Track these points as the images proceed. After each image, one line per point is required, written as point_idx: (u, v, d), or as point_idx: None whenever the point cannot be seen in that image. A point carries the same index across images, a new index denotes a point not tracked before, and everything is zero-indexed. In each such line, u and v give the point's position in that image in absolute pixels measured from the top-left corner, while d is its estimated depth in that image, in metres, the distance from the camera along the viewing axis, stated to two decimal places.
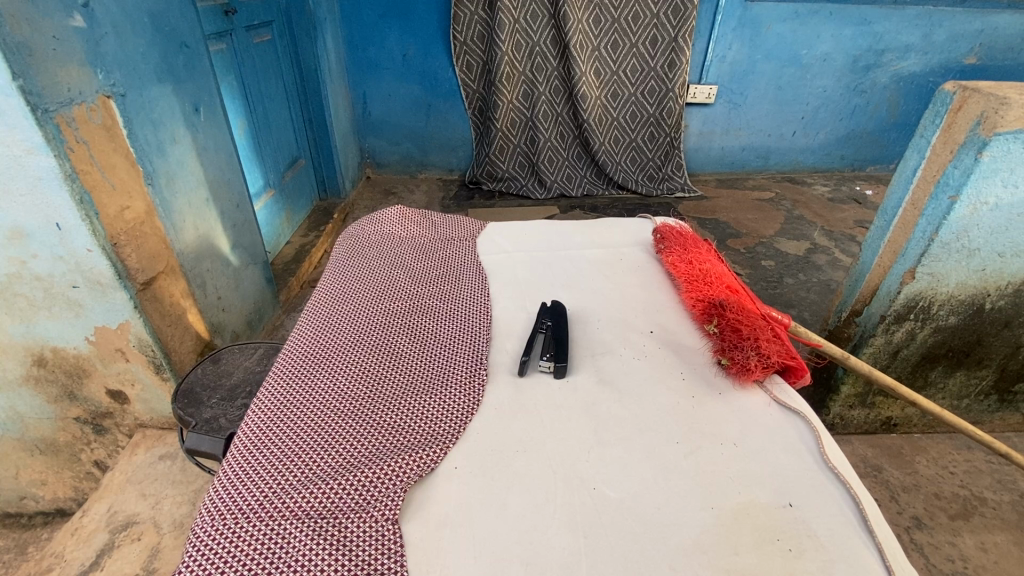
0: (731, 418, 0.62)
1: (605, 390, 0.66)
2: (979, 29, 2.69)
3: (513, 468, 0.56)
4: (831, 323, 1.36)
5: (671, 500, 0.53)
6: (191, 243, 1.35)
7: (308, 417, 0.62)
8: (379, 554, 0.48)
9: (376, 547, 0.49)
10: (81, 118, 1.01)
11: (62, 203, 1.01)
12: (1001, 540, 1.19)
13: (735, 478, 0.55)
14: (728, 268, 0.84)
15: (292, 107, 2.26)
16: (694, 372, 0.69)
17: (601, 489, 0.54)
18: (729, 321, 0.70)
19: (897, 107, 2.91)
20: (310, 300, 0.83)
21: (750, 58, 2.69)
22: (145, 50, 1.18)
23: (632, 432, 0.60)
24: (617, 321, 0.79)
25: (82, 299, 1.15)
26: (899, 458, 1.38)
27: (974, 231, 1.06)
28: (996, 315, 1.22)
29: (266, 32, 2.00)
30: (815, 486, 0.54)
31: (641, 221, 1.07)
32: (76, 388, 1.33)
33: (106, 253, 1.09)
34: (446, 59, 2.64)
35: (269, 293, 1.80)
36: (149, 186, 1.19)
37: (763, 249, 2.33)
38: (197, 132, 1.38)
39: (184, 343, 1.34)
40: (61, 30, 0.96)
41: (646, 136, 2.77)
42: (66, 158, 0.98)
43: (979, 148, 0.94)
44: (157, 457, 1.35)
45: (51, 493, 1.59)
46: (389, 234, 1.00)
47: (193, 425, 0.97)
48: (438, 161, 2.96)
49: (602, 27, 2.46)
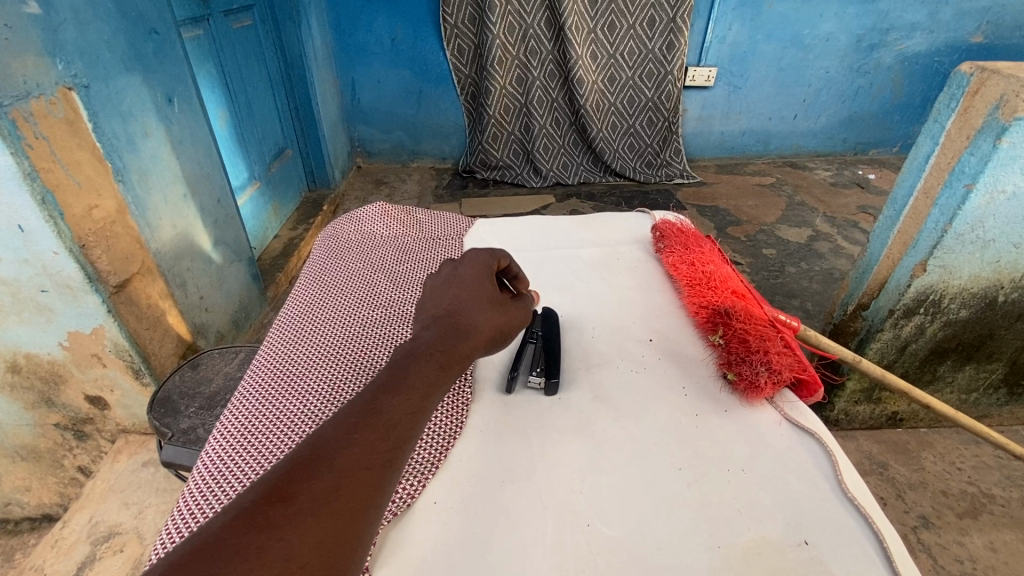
0: (737, 438, 0.58)
1: (600, 407, 0.61)
2: (986, 7, 2.60)
3: (500, 504, 0.51)
4: (836, 317, 1.30)
5: (673, 537, 0.48)
6: (169, 241, 1.29)
7: (275, 450, 0.59)
8: None
9: None
10: (40, 112, 0.95)
11: (24, 204, 0.95)
12: (1010, 539, 1.15)
13: (743, 511, 0.50)
14: (733, 270, 0.79)
15: (277, 95, 2.18)
16: (698, 387, 0.64)
17: (595, 526, 0.49)
18: (737, 332, 0.65)
19: (901, 88, 2.82)
20: (283, 312, 0.78)
21: (750, 38, 2.61)
22: (110, 37, 1.11)
23: (630, 458, 0.55)
24: (614, 328, 0.74)
25: (52, 303, 1.10)
26: (905, 454, 1.34)
27: (989, 221, 1.01)
28: (1009, 308, 1.17)
29: (247, 17, 1.91)
30: (833, 519, 0.49)
31: (640, 216, 1.01)
32: (53, 395, 1.28)
33: (74, 255, 1.03)
34: (436, 43, 2.54)
35: (255, 290, 1.74)
36: (119, 184, 1.12)
37: (765, 237, 2.28)
38: (172, 124, 1.31)
39: (165, 346, 1.29)
40: (15, 19, 0.89)
41: (644, 121, 2.70)
42: (24, 156, 0.91)
43: (999, 134, 0.89)
44: (140, 464, 1.31)
45: (36, 499, 1.55)
46: (371, 234, 0.95)
47: (169, 437, 0.93)
48: (430, 149, 2.88)
49: (598, 9, 2.37)
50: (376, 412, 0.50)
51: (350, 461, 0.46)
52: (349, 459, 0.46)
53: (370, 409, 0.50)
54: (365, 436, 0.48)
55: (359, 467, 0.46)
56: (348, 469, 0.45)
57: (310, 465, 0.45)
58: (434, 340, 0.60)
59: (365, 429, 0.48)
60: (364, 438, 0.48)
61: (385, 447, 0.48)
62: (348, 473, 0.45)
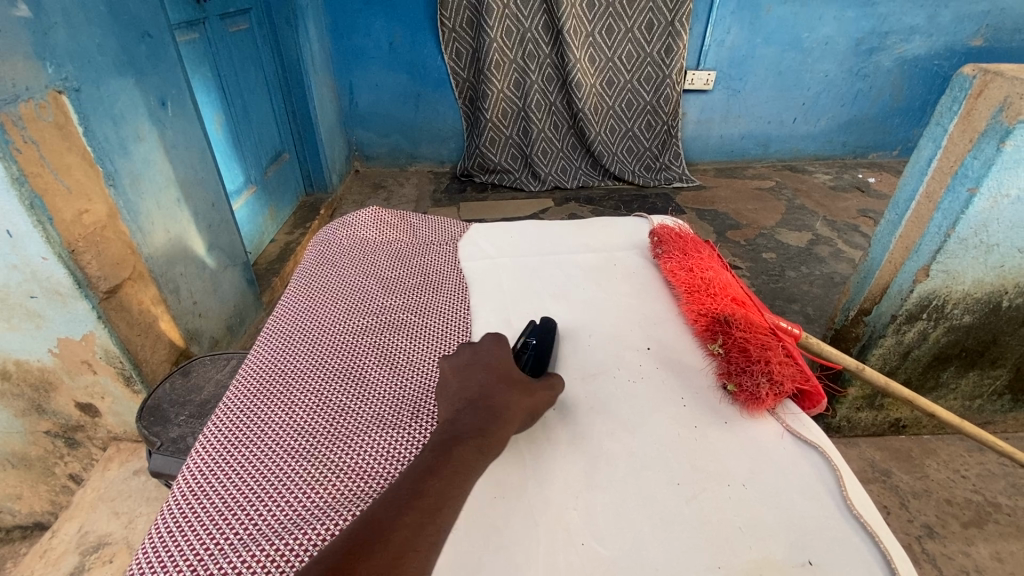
0: (738, 452, 0.56)
1: (595, 418, 0.60)
2: (985, 10, 2.60)
3: (490, 521, 0.49)
4: (837, 322, 1.29)
5: (670, 557, 0.46)
6: (161, 247, 1.27)
7: (259, 461, 0.57)
8: None
9: None
10: (29, 116, 0.93)
11: (12, 209, 0.94)
12: (1017, 549, 1.13)
13: (745, 528, 0.48)
14: (733, 276, 0.77)
15: (274, 99, 2.17)
16: (697, 398, 0.62)
17: (590, 545, 0.47)
18: (736, 341, 0.64)
19: (901, 91, 2.81)
20: (271, 317, 0.77)
21: (749, 42, 2.60)
22: (102, 40, 1.09)
23: (625, 474, 0.54)
24: (610, 337, 0.72)
25: (42, 309, 1.08)
26: (908, 462, 1.32)
27: (993, 226, 0.99)
28: (1013, 314, 1.15)
29: (243, 21, 1.90)
30: (839, 539, 0.48)
31: (637, 221, 1.00)
32: (43, 402, 1.26)
33: (63, 261, 1.02)
34: (434, 47, 2.54)
35: (250, 295, 1.73)
36: (110, 188, 1.11)
37: (765, 241, 2.26)
38: (165, 128, 1.30)
39: (157, 352, 1.27)
40: (4, 22, 0.88)
41: (643, 125, 2.69)
42: (12, 160, 0.90)
43: (1002, 137, 0.87)
44: (131, 472, 1.29)
45: (27, 507, 1.53)
46: (363, 239, 0.93)
47: (157, 446, 0.91)
48: (428, 153, 2.87)
49: (596, 12, 2.36)
50: (425, 493, 0.46)
51: (399, 549, 0.42)
52: (401, 546, 0.42)
53: (419, 488, 0.46)
54: (414, 520, 0.44)
55: (411, 551, 0.42)
56: (395, 556, 0.41)
57: (361, 548, 0.41)
58: (476, 421, 0.53)
59: (414, 513, 0.44)
60: (412, 524, 0.43)
61: (435, 528, 0.44)
62: (398, 557, 0.41)
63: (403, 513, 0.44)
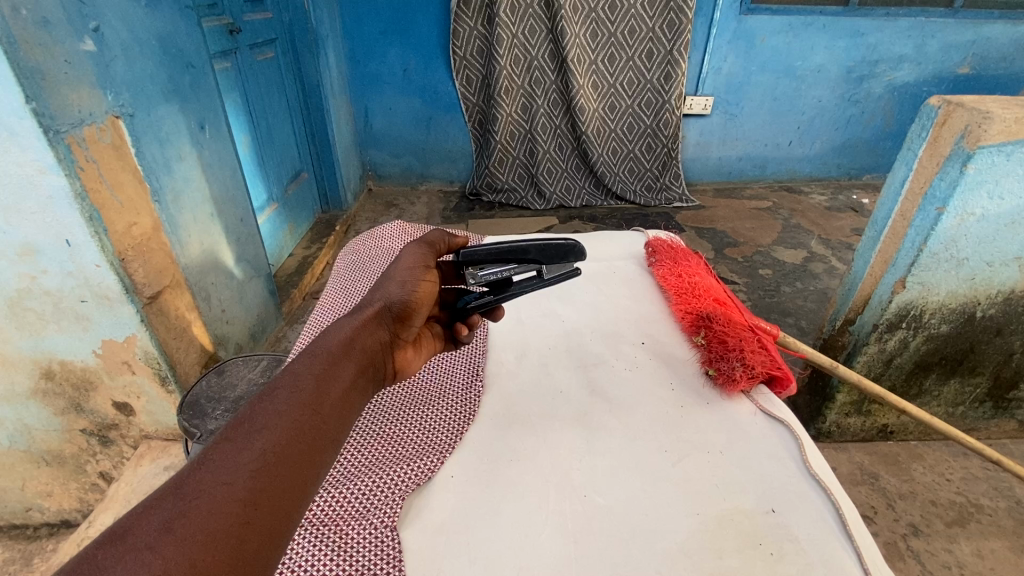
0: (717, 427, 0.64)
1: (597, 400, 0.69)
2: (970, 40, 2.73)
3: (507, 477, 0.59)
4: (826, 332, 1.38)
5: (658, 507, 0.55)
6: (196, 257, 1.38)
7: None
8: (373, 542, 0.52)
9: (371, 541, 0.52)
10: (92, 138, 1.05)
11: (73, 221, 1.04)
12: (998, 547, 1.19)
13: (721, 486, 0.57)
14: (717, 281, 0.87)
15: (295, 122, 2.31)
16: (683, 382, 0.72)
17: (591, 497, 0.56)
18: (716, 334, 0.73)
19: (892, 116, 2.94)
20: (311, 318, 0.87)
21: (745, 70, 2.73)
22: (153, 70, 1.22)
23: (622, 443, 0.62)
24: (609, 333, 0.82)
25: (89, 312, 1.18)
26: (895, 465, 1.39)
27: (961, 241, 1.08)
28: (987, 323, 1.24)
29: (269, 51, 2.04)
30: (799, 494, 0.56)
31: (635, 234, 1.09)
32: (83, 401, 1.36)
33: (114, 268, 1.12)
34: (445, 74, 2.68)
35: (272, 305, 1.83)
36: (155, 204, 1.22)
37: (762, 258, 2.35)
38: (203, 148, 1.42)
39: (189, 355, 1.36)
40: (74, 56, 1.00)
41: (644, 147, 2.81)
42: (76, 177, 1.01)
43: (964, 161, 0.97)
44: (162, 468, 1.38)
45: (56, 504, 1.61)
46: (388, 249, 1.03)
47: (197, 436, 1.00)
48: (438, 173, 3.00)
49: (598, 41, 2.50)
50: (241, 421, 0.46)
51: (208, 477, 0.41)
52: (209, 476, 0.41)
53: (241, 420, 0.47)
54: (231, 449, 0.44)
55: (218, 483, 0.41)
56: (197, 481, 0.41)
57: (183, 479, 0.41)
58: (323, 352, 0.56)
59: (231, 443, 0.44)
60: (228, 453, 0.43)
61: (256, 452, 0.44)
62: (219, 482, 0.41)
63: (216, 445, 0.44)
